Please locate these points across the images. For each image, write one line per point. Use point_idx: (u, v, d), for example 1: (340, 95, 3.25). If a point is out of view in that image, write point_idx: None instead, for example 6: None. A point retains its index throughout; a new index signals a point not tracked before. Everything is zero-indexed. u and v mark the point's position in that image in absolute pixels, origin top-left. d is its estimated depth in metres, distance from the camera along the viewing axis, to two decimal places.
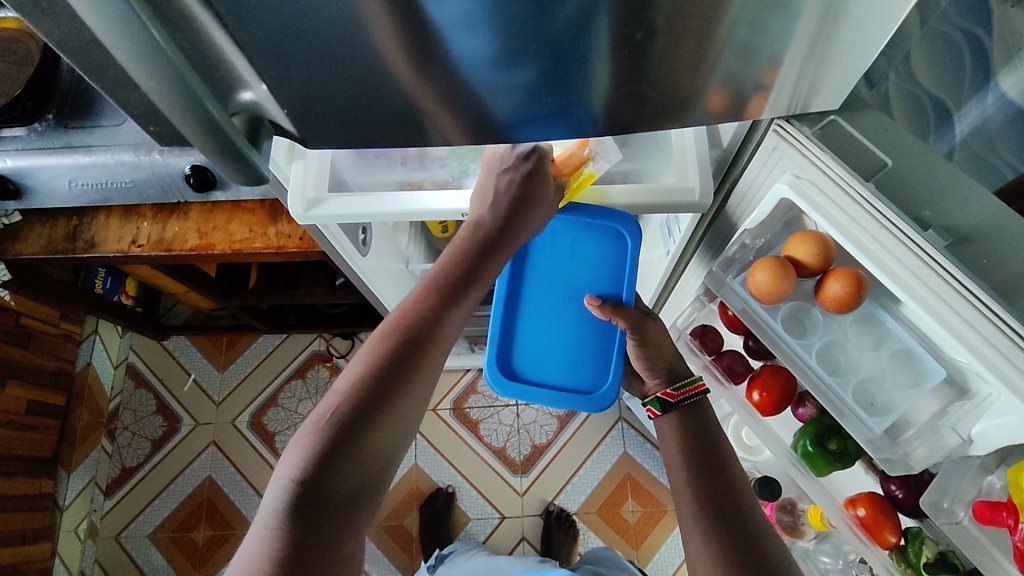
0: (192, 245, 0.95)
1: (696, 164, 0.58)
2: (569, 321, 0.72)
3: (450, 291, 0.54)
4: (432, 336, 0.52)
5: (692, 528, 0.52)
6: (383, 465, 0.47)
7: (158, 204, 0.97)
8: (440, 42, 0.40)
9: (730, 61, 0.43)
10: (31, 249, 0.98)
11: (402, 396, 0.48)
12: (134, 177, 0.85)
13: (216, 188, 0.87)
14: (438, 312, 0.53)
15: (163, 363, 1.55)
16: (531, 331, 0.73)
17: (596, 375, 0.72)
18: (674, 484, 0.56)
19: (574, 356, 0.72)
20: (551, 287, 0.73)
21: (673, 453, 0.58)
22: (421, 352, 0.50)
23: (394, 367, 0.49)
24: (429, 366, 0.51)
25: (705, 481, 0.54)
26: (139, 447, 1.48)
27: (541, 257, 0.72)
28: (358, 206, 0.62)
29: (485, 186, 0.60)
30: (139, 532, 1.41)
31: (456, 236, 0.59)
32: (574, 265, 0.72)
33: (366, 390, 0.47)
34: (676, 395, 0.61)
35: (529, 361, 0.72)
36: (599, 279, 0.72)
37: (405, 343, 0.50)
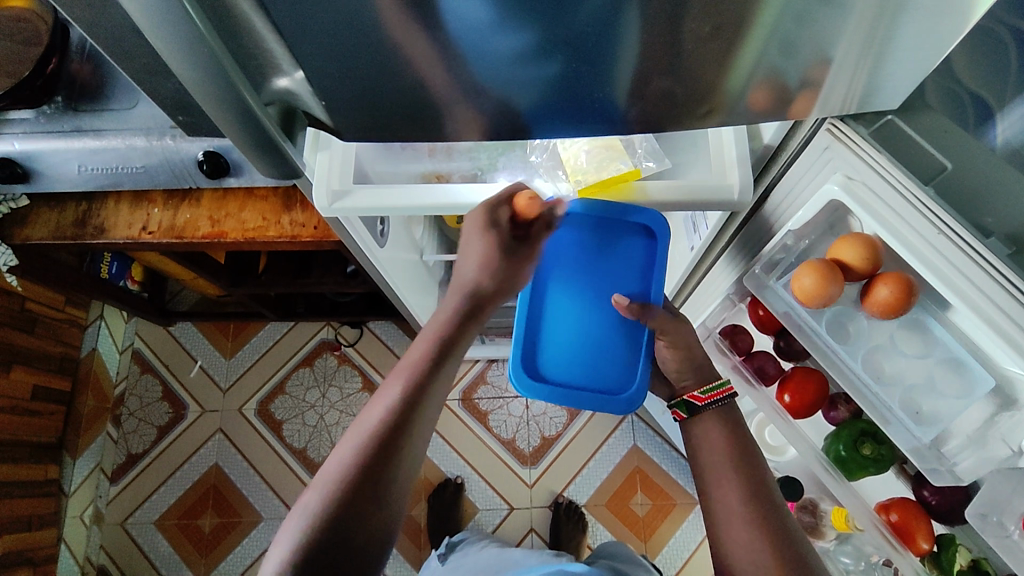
0: (204, 233, 0.93)
1: (736, 160, 0.56)
2: (596, 320, 0.71)
3: (436, 367, 0.57)
4: (413, 417, 0.55)
5: (735, 522, 0.53)
6: (372, 542, 0.51)
7: (168, 190, 0.95)
8: (478, 34, 0.38)
9: (778, 56, 0.41)
10: (39, 235, 0.96)
11: (386, 472, 0.52)
12: (145, 163, 0.83)
13: (229, 175, 0.85)
14: (426, 382, 0.56)
15: (168, 349, 1.53)
16: (556, 330, 0.71)
17: (623, 376, 0.71)
18: (709, 486, 0.56)
19: (600, 356, 0.71)
20: (577, 286, 0.71)
21: (708, 452, 0.59)
22: (407, 430, 0.54)
23: (385, 443, 0.53)
24: (419, 434, 0.55)
25: (743, 478, 0.56)
26: (145, 433, 1.47)
27: (568, 255, 0.71)
28: (385, 200, 0.60)
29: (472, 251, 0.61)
30: (145, 518, 1.41)
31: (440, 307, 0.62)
32: (600, 263, 0.71)
33: (357, 469, 0.52)
34: (705, 399, 0.60)
35: (554, 361, 0.71)
36: (626, 278, 0.71)
37: (392, 419, 0.54)
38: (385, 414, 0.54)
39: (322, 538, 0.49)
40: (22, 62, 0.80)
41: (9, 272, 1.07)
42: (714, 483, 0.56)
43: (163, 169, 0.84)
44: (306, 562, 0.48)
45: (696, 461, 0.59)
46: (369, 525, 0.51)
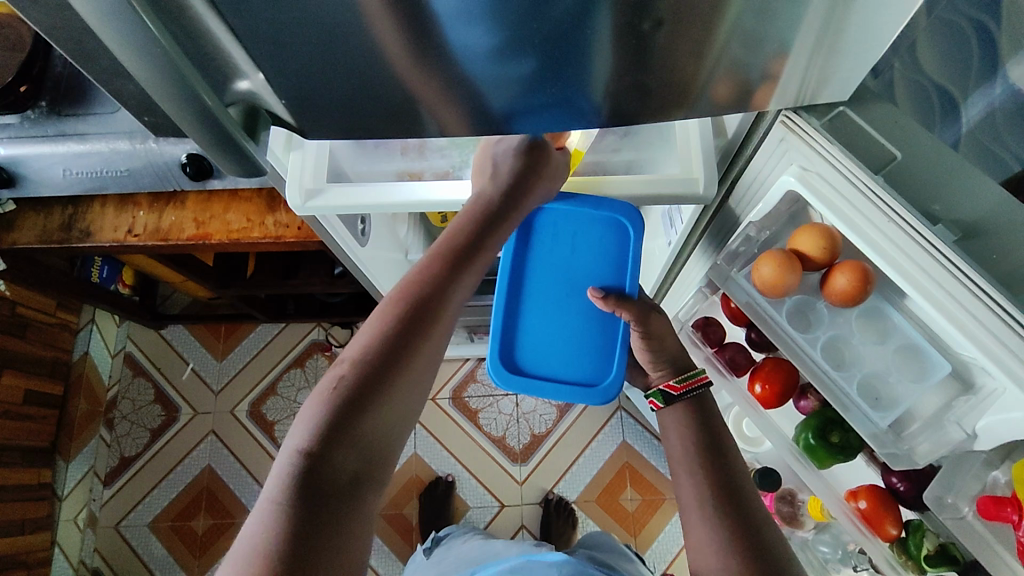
0: (189, 235, 0.94)
1: (701, 155, 0.57)
2: (573, 313, 0.73)
3: (451, 273, 0.53)
4: (424, 329, 0.49)
5: (695, 521, 0.53)
6: (373, 464, 0.45)
7: (154, 193, 0.96)
8: (439, 32, 0.39)
9: (738, 50, 0.42)
10: (26, 239, 0.97)
11: (394, 385, 0.46)
12: (129, 166, 0.84)
13: (213, 176, 0.87)
14: (440, 289, 0.51)
15: (160, 352, 1.54)
16: (533, 324, 0.73)
17: (599, 369, 0.73)
18: (678, 477, 0.57)
19: (578, 349, 0.73)
20: (554, 280, 0.73)
21: (678, 446, 0.59)
22: (417, 343, 0.48)
23: (393, 350, 0.47)
24: (428, 345, 0.49)
25: (709, 473, 0.55)
26: (139, 436, 1.48)
27: (544, 250, 0.73)
28: (358, 198, 0.61)
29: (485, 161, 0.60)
30: (139, 520, 1.41)
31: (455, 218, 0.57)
32: (576, 257, 0.73)
33: (364, 376, 0.45)
34: (679, 389, 0.61)
35: (532, 354, 0.73)
36: (602, 271, 0.73)
37: (403, 326, 0.48)
38: (395, 319, 0.49)
39: (320, 455, 0.43)
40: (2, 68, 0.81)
41: None
42: (681, 480, 0.56)
43: (146, 172, 0.85)
44: (303, 482, 0.41)
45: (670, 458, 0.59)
46: (375, 440, 0.45)
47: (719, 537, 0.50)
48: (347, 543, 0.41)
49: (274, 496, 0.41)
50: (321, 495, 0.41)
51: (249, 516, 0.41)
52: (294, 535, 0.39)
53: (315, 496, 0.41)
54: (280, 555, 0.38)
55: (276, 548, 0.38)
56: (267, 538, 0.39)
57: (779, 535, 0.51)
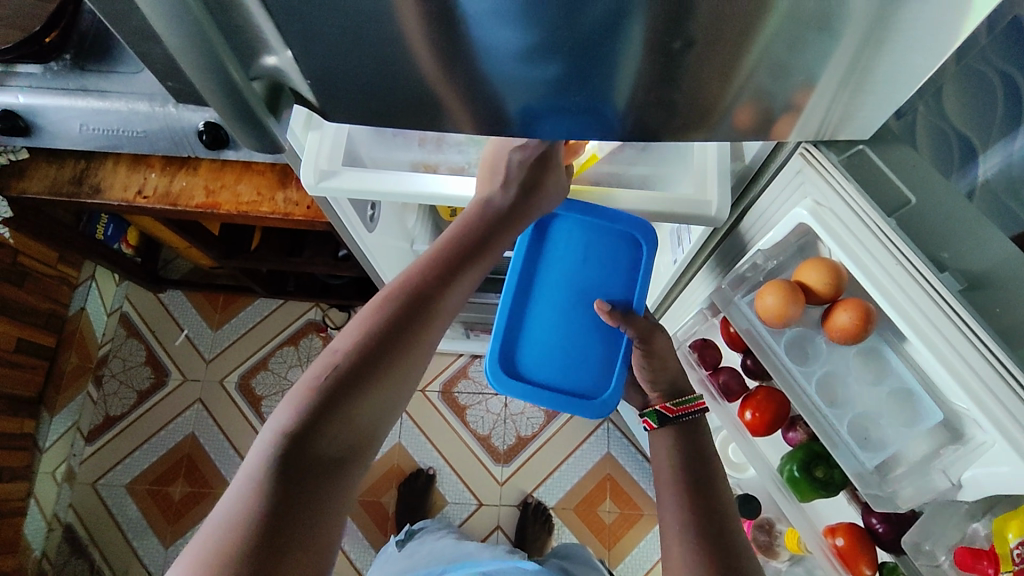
0: (198, 202, 0.95)
1: (716, 177, 0.57)
2: (578, 323, 0.73)
3: (447, 271, 0.54)
4: (418, 322, 0.50)
5: (671, 543, 0.53)
6: (357, 450, 0.45)
7: (167, 157, 0.97)
8: (466, 32, 0.39)
9: (762, 78, 0.42)
10: (36, 189, 0.98)
11: (383, 373, 0.47)
12: (146, 127, 0.84)
13: (228, 147, 0.87)
14: (436, 284, 0.52)
15: (157, 316, 1.55)
16: (535, 329, 0.74)
17: (599, 384, 0.73)
18: (662, 496, 0.57)
19: (578, 360, 0.73)
20: (564, 288, 0.74)
21: (665, 465, 0.59)
22: (409, 335, 0.49)
23: (386, 338, 0.48)
24: (422, 337, 0.50)
25: (691, 496, 0.55)
26: (125, 396, 1.48)
27: (556, 256, 0.74)
28: (372, 183, 0.61)
29: (494, 166, 0.61)
30: (116, 480, 1.41)
31: (457, 220, 0.58)
32: (586, 269, 0.74)
33: (354, 362, 0.46)
34: (675, 410, 0.62)
35: (532, 360, 0.74)
36: (611, 286, 0.74)
37: (397, 317, 0.49)
38: (386, 312, 0.49)
39: (303, 435, 0.43)
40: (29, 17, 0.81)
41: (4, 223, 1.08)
42: (664, 499, 0.56)
43: (162, 135, 0.86)
44: (284, 460, 0.42)
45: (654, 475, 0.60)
46: (362, 424, 0.46)
47: (693, 560, 0.51)
48: (324, 526, 0.41)
49: (252, 474, 0.41)
50: (301, 475, 0.42)
51: (228, 493, 0.41)
52: (270, 512, 0.39)
53: (291, 478, 0.41)
54: (253, 530, 0.38)
55: (250, 523, 0.39)
56: (242, 514, 0.39)
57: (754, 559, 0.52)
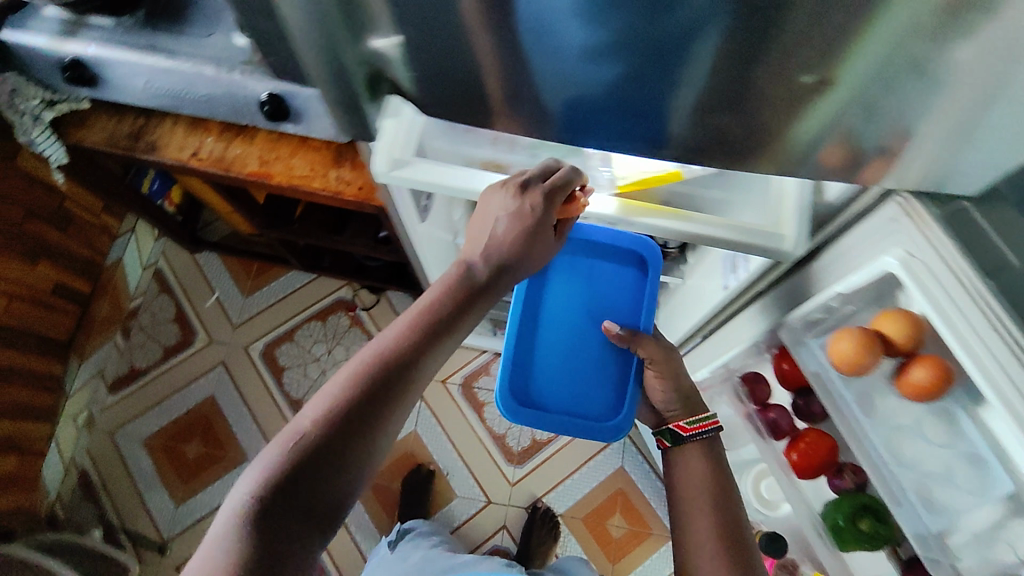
0: (251, 170, 0.95)
1: (796, 214, 0.56)
2: (588, 347, 0.81)
3: (427, 337, 0.53)
4: (390, 393, 0.50)
5: (700, 556, 0.62)
6: (321, 521, 0.46)
7: (226, 123, 0.97)
8: (545, 26, 0.41)
9: (854, 117, 0.43)
10: (93, 139, 0.98)
11: (350, 448, 0.47)
12: (209, 91, 0.86)
13: (288, 120, 0.89)
14: (413, 353, 0.52)
15: (190, 275, 1.57)
16: (545, 362, 0.81)
17: (613, 404, 0.81)
18: (690, 507, 0.67)
19: (591, 383, 0.81)
20: (569, 315, 0.82)
21: (686, 480, 0.70)
22: (381, 406, 0.49)
23: (355, 413, 0.48)
24: (395, 409, 0.50)
25: (714, 511, 0.66)
26: (151, 350, 1.50)
27: (556, 286, 0.83)
28: (437, 176, 0.61)
29: (485, 220, 0.58)
30: (134, 432, 1.43)
31: (441, 281, 0.57)
32: (591, 295, 0.83)
33: (321, 436, 0.47)
34: (688, 430, 0.73)
35: (544, 387, 0.81)
36: (618, 310, 0.83)
37: (370, 390, 0.49)
38: (358, 383, 0.49)
39: (265, 510, 0.44)
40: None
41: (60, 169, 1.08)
42: (690, 511, 0.67)
43: (224, 101, 0.87)
44: (245, 535, 0.43)
45: (675, 483, 0.71)
46: (326, 499, 0.46)
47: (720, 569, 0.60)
48: None
49: (213, 550, 0.42)
50: (262, 551, 0.43)
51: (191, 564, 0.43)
52: None
53: (253, 555, 0.42)
54: None
55: None
56: None
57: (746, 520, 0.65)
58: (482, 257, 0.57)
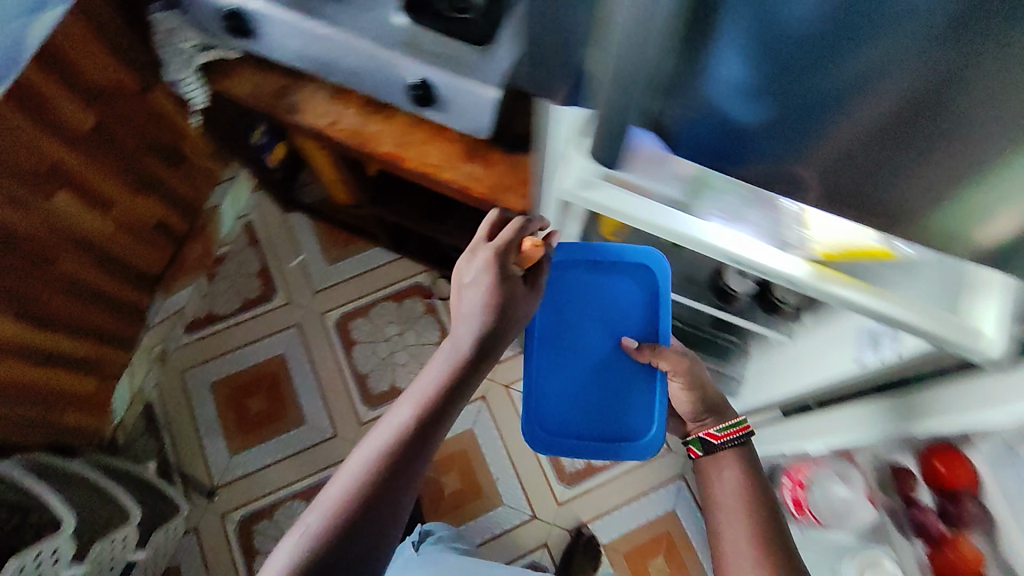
0: (385, 150, 0.96)
1: (996, 322, 0.61)
2: (615, 372, 0.88)
3: (423, 412, 0.64)
4: (398, 470, 0.61)
5: (745, 563, 0.67)
6: None
7: (369, 99, 0.98)
8: (706, 68, 0.50)
9: (986, 195, 0.53)
10: (240, 90, 1.00)
11: (370, 519, 0.59)
12: (361, 66, 0.92)
13: (430, 108, 0.93)
14: (416, 436, 0.63)
15: (279, 233, 1.58)
16: (563, 392, 0.88)
17: (646, 420, 0.88)
18: (730, 518, 0.72)
19: (621, 405, 0.88)
20: (589, 338, 0.88)
21: (720, 491, 0.75)
22: (391, 484, 0.60)
23: (373, 491, 0.60)
24: (405, 485, 0.61)
25: (747, 521, 0.71)
26: (231, 299, 1.53)
27: (570, 309, 0.89)
28: (625, 207, 0.65)
29: (464, 310, 0.69)
30: (204, 375, 1.47)
31: (432, 371, 0.68)
32: (605, 315, 0.89)
33: (345, 513, 0.58)
34: (719, 438, 0.80)
35: (570, 419, 0.89)
36: (631, 327, 0.89)
37: (386, 471, 0.61)
38: (368, 459, 0.61)
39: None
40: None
41: (196, 112, 1.08)
42: (725, 510, 0.73)
43: (372, 77, 0.93)
44: None
45: (711, 492, 0.76)
46: (357, 562, 0.58)
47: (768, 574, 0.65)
48: None
49: None
50: None
51: None
52: None
53: None
54: None
55: None
56: None
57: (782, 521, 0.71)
58: (468, 343, 0.68)
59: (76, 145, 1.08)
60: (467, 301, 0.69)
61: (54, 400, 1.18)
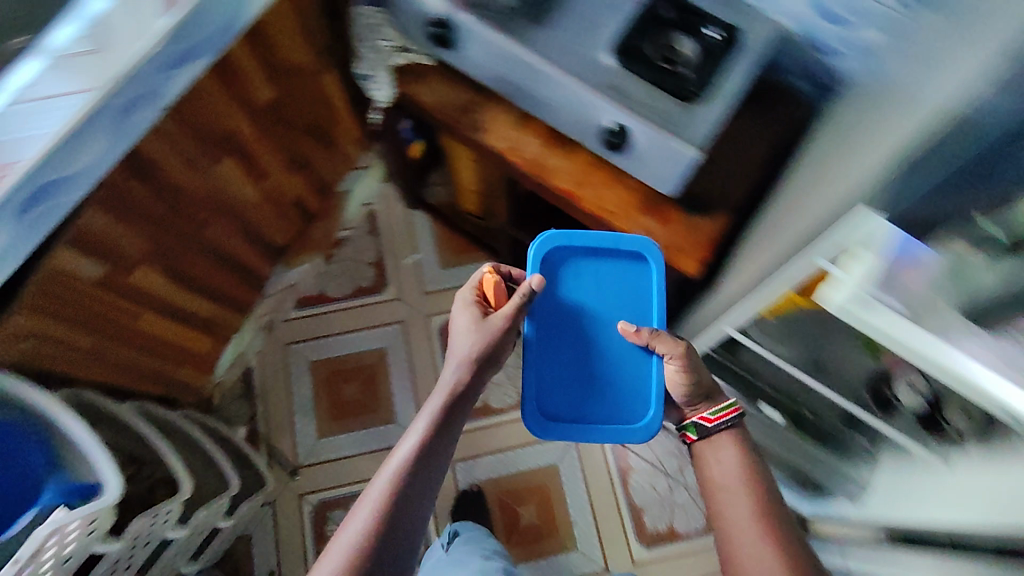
0: (562, 186, 0.94)
1: None
2: (609, 360, 0.87)
3: (427, 439, 0.74)
4: (406, 495, 0.70)
5: (750, 535, 0.74)
6: None
7: (555, 131, 0.96)
8: None
9: None
10: (427, 99, 0.99)
11: (392, 541, 0.68)
12: (557, 99, 0.91)
13: (617, 154, 0.91)
14: (418, 466, 0.72)
15: (399, 227, 1.59)
16: (562, 376, 0.86)
17: (639, 410, 0.87)
18: (733, 496, 0.78)
19: (609, 385, 0.87)
20: (580, 314, 0.87)
21: (717, 469, 0.82)
22: (403, 509, 0.69)
23: (390, 519, 0.68)
24: (418, 509, 0.70)
25: (751, 504, 0.77)
26: (344, 284, 1.54)
27: (568, 285, 0.88)
28: (891, 331, 0.58)
29: (456, 357, 0.80)
30: (305, 353, 1.49)
31: (427, 410, 0.77)
32: (602, 292, 0.88)
33: (368, 539, 0.67)
34: (712, 422, 0.84)
35: (567, 402, 0.86)
36: (643, 324, 0.88)
37: (398, 500, 0.69)
38: (385, 487, 0.70)
39: None
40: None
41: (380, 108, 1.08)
42: (735, 493, 0.78)
43: (565, 112, 0.92)
44: None
45: (708, 473, 0.82)
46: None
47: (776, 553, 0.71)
48: None
49: None
50: None
51: None
52: None
53: None
54: None
55: None
56: None
57: (774, 500, 0.78)
58: (462, 380, 0.79)
59: (256, 117, 1.09)
60: (461, 348, 0.80)
61: (176, 357, 1.20)
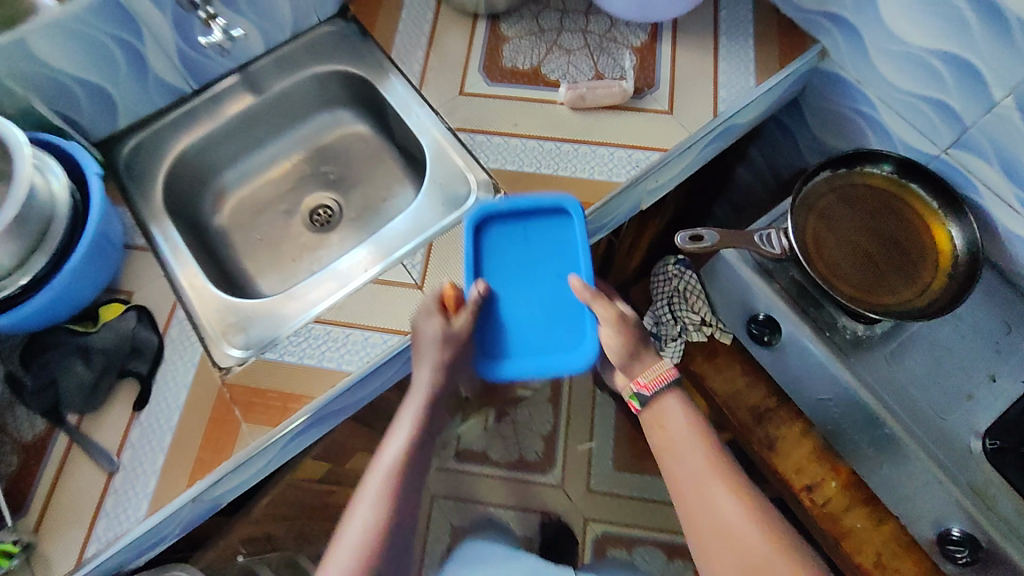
0: (861, 562, 0.79)
1: None
2: (541, 302, 0.72)
3: (416, 437, 0.68)
4: (396, 478, 0.65)
5: (735, 500, 0.64)
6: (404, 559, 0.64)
7: (866, 487, 0.82)
8: None
9: None
10: (720, 388, 0.88)
11: (399, 532, 0.63)
12: (887, 464, 0.77)
13: (952, 564, 0.75)
14: (405, 465, 0.66)
15: (582, 407, 1.46)
16: (498, 322, 0.71)
17: (575, 335, 0.71)
18: (692, 457, 0.66)
19: (545, 322, 0.71)
20: (505, 270, 0.73)
21: (672, 431, 0.69)
22: (401, 497, 0.64)
23: (396, 512, 0.63)
24: (409, 497, 0.65)
25: (715, 454, 0.67)
26: (510, 450, 1.42)
27: (496, 252, 0.74)
28: None
29: (420, 343, 0.69)
30: (449, 515, 1.38)
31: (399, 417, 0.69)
32: (530, 246, 0.74)
33: (380, 527, 0.62)
34: (649, 389, 0.70)
35: (508, 345, 0.71)
36: (531, 254, 0.73)
37: (394, 490, 0.64)
38: (381, 485, 0.65)
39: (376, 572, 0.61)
40: (896, 293, 0.76)
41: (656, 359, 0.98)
42: (690, 455, 0.67)
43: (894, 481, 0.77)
44: None
45: (659, 438, 0.70)
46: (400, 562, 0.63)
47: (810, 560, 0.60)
48: None
49: None
50: None
51: None
52: None
53: None
54: None
55: None
56: None
57: (735, 462, 0.67)
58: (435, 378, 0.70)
59: None
60: (422, 335, 0.69)
61: None
